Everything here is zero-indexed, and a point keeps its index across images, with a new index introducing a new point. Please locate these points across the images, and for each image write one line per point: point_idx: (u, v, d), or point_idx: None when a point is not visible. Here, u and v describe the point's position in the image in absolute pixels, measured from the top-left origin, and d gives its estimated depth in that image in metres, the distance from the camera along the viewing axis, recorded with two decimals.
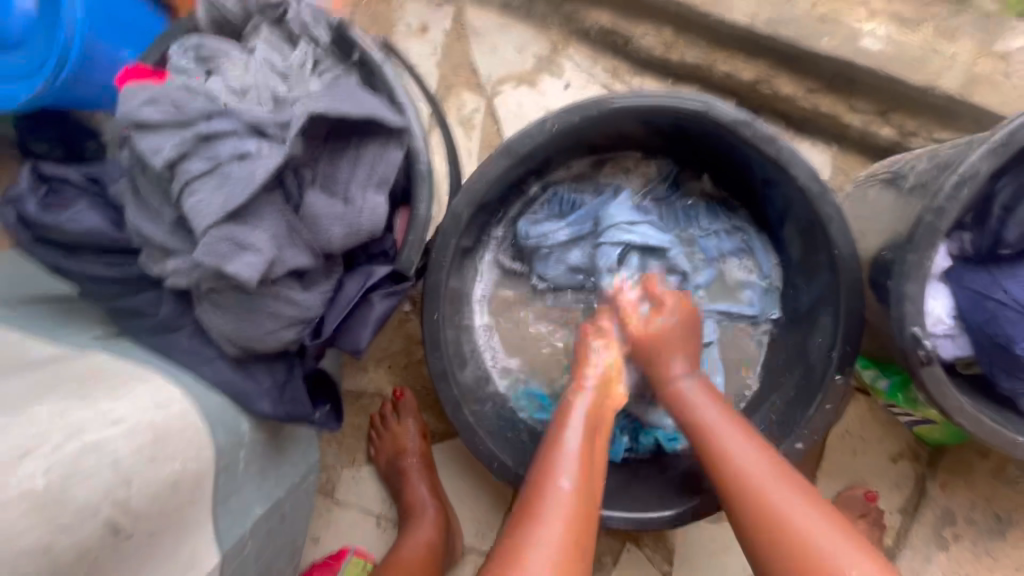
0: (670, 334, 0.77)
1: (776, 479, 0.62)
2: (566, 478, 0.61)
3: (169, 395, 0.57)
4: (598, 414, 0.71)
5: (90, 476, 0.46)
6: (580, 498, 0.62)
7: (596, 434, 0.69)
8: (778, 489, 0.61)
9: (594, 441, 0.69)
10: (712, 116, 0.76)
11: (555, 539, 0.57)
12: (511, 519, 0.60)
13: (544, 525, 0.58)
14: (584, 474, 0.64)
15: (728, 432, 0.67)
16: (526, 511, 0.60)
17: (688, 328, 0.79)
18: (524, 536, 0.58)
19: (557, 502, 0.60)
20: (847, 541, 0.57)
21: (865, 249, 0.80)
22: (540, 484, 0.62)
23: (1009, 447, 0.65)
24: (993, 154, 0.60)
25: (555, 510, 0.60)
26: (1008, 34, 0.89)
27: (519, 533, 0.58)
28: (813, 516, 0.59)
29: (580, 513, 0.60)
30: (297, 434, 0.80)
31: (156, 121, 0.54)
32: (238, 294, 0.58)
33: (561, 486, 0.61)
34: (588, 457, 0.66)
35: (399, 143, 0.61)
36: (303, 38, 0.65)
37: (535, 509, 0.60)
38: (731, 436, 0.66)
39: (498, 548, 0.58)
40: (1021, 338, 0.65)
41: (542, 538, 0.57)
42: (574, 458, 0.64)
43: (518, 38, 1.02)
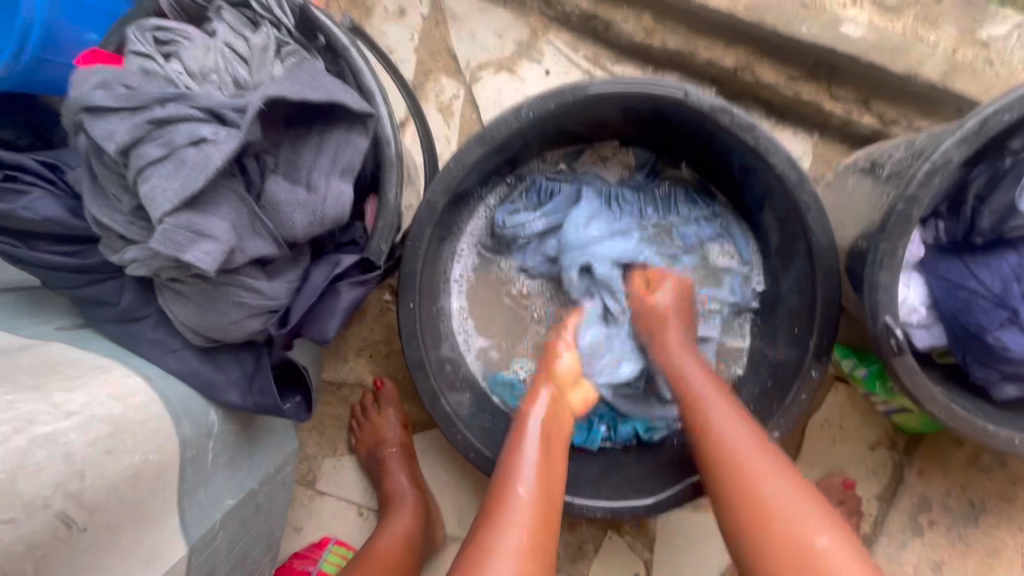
0: (674, 309, 0.84)
1: (752, 444, 0.64)
2: (524, 487, 0.62)
3: (129, 387, 0.56)
4: (552, 419, 0.72)
5: (39, 469, 0.45)
6: (541, 505, 0.62)
7: (554, 438, 0.71)
8: (753, 453, 0.63)
9: (551, 448, 0.69)
10: (689, 103, 0.74)
11: (517, 545, 0.58)
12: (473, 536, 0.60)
13: (504, 532, 0.59)
14: (541, 477, 0.64)
15: (716, 406, 0.69)
16: (488, 518, 0.61)
17: (685, 307, 0.85)
18: (485, 542, 0.58)
19: (516, 510, 0.61)
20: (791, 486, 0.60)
21: (842, 238, 0.80)
22: (501, 490, 0.63)
23: (980, 435, 0.65)
24: (965, 142, 0.59)
25: (515, 515, 0.60)
26: (991, 21, 0.88)
27: (480, 542, 0.59)
28: (780, 485, 0.60)
29: (540, 516, 0.61)
30: (271, 425, 0.79)
31: (109, 105, 0.53)
32: (200, 284, 0.57)
33: (521, 493, 0.62)
34: (546, 463, 0.67)
35: (363, 129, 0.59)
36: (266, 20, 0.63)
37: (495, 515, 0.60)
38: (709, 401, 0.70)
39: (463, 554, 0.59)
40: (993, 327, 0.65)
41: (503, 545, 0.58)
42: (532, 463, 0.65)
43: (497, 23, 1.00)
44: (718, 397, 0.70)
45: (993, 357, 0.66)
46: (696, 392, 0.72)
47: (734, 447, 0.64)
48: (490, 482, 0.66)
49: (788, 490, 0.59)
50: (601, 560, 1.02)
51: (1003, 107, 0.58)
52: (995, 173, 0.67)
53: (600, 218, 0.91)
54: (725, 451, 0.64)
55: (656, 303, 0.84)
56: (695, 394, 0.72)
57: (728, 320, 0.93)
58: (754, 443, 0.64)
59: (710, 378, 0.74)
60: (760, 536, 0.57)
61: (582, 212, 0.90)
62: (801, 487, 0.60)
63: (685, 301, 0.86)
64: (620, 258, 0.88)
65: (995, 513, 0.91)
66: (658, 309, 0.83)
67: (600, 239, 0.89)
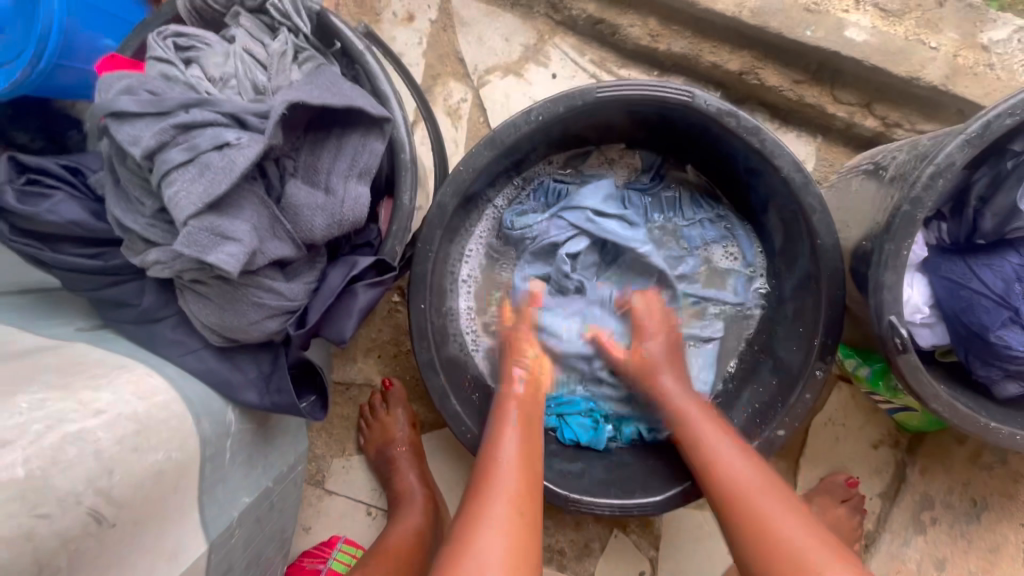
0: (664, 359, 0.84)
1: (748, 463, 0.68)
2: (508, 459, 0.65)
3: (152, 386, 0.57)
4: (529, 406, 0.75)
5: (71, 466, 0.46)
6: (524, 478, 0.65)
7: (533, 421, 0.74)
8: (748, 471, 0.67)
9: (532, 434, 0.72)
10: (696, 106, 0.76)
11: (504, 513, 0.60)
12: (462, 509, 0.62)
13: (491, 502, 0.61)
14: (527, 458, 0.68)
15: (713, 434, 0.72)
16: (476, 494, 0.63)
17: (676, 352, 0.85)
18: (477, 511, 0.60)
19: (502, 478, 0.64)
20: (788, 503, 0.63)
21: (846, 240, 0.81)
22: (489, 466, 0.66)
23: (982, 432, 0.66)
24: (969, 145, 0.61)
25: (502, 489, 0.63)
26: (991, 25, 0.89)
27: (468, 514, 0.60)
28: (775, 499, 0.64)
29: (525, 489, 0.64)
30: (284, 424, 0.80)
31: (134, 110, 0.54)
32: (221, 285, 0.58)
33: (506, 465, 0.65)
34: (529, 444, 0.70)
35: (381, 133, 0.60)
36: (284, 27, 0.65)
37: (485, 489, 0.63)
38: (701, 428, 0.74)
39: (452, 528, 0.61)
40: (995, 326, 0.66)
41: (491, 514, 0.60)
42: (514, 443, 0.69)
43: (505, 27, 1.02)
44: (714, 426, 0.73)
45: (995, 357, 0.67)
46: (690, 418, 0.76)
47: (731, 466, 0.68)
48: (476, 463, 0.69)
49: (783, 504, 0.63)
50: (608, 558, 1.03)
51: (1005, 111, 0.60)
52: (997, 175, 0.68)
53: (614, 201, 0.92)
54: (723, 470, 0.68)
55: (646, 352, 0.84)
56: (689, 422, 0.75)
57: (732, 321, 0.95)
58: (750, 462, 0.68)
59: (703, 411, 0.77)
60: (758, 539, 0.61)
61: (598, 190, 0.91)
62: (794, 502, 0.63)
63: (675, 347, 0.86)
64: (633, 239, 0.89)
65: (996, 510, 0.92)
66: (648, 360, 0.84)
67: (613, 218, 0.90)
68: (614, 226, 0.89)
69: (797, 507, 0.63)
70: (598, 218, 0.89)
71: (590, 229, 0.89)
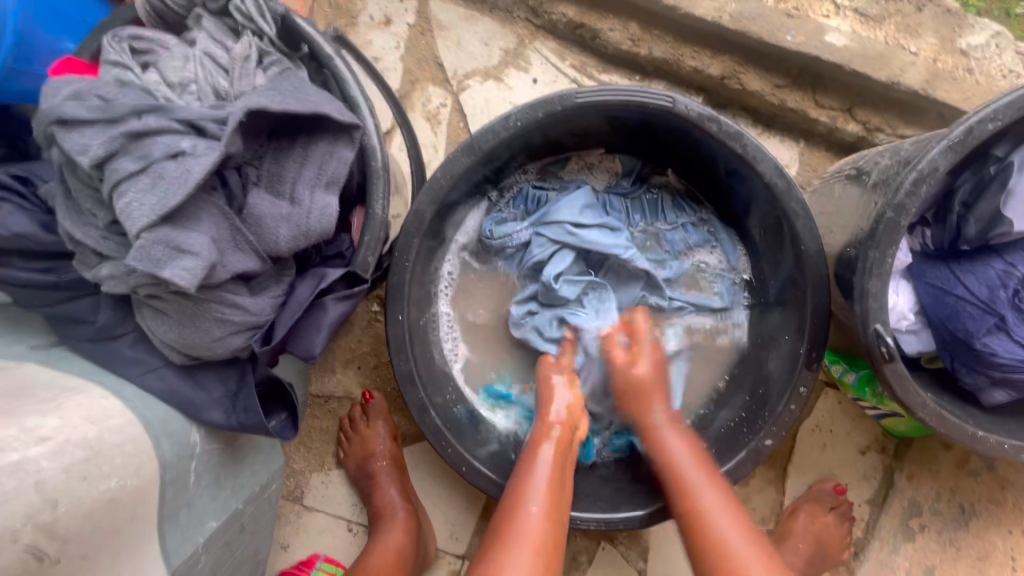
0: (656, 381, 0.80)
1: (731, 519, 0.68)
2: (537, 505, 0.65)
3: (106, 409, 0.54)
4: (563, 449, 0.73)
5: (9, 499, 0.43)
6: (549, 531, 0.65)
7: (565, 465, 0.72)
8: (731, 530, 0.67)
9: (563, 469, 0.72)
10: (677, 111, 0.74)
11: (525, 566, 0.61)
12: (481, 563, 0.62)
13: (515, 554, 0.61)
14: (552, 503, 0.67)
15: (708, 489, 0.71)
16: (496, 541, 0.64)
17: (662, 371, 0.81)
18: (496, 564, 0.61)
19: (528, 533, 0.63)
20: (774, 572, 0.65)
21: (830, 245, 0.80)
22: (510, 512, 0.66)
23: (969, 441, 0.65)
24: (951, 150, 0.59)
25: (526, 538, 0.63)
26: (970, 30, 0.89)
27: (488, 568, 0.61)
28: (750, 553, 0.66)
29: (549, 540, 0.64)
30: (255, 442, 0.77)
31: (83, 117, 0.51)
32: (180, 301, 0.55)
33: (532, 512, 0.65)
34: (558, 489, 0.69)
35: (350, 140, 0.58)
36: (247, 29, 0.61)
37: (506, 537, 0.63)
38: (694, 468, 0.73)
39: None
40: (981, 333, 0.65)
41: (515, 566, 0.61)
42: (545, 486, 0.68)
43: (484, 31, 1.00)
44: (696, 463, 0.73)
45: (980, 363, 0.66)
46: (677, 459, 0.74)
47: (716, 523, 0.68)
48: (500, 502, 0.69)
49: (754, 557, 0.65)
50: (595, 571, 1.00)
51: (987, 116, 0.58)
52: (980, 181, 0.67)
53: (594, 208, 0.90)
54: (706, 517, 0.69)
55: (639, 373, 0.80)
56: (679, 469, 0.73)
57: (715, 327, 0.93)
58: (731, 513, 0.69)
59: (692, 450, 0.75)
60: None
61: (575, 199, 0.89)
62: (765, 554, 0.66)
63: (661, 371, 0.81)
64: (616, 246, 0.87)
65: (983, 516, 0.91)
66: (640, 383, 0.79)
67: (593, 228, 0.88)
68: (593, 236, 0.87)
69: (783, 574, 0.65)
70: (578, 229, 0.87)
71: (575, 245, 0.87)
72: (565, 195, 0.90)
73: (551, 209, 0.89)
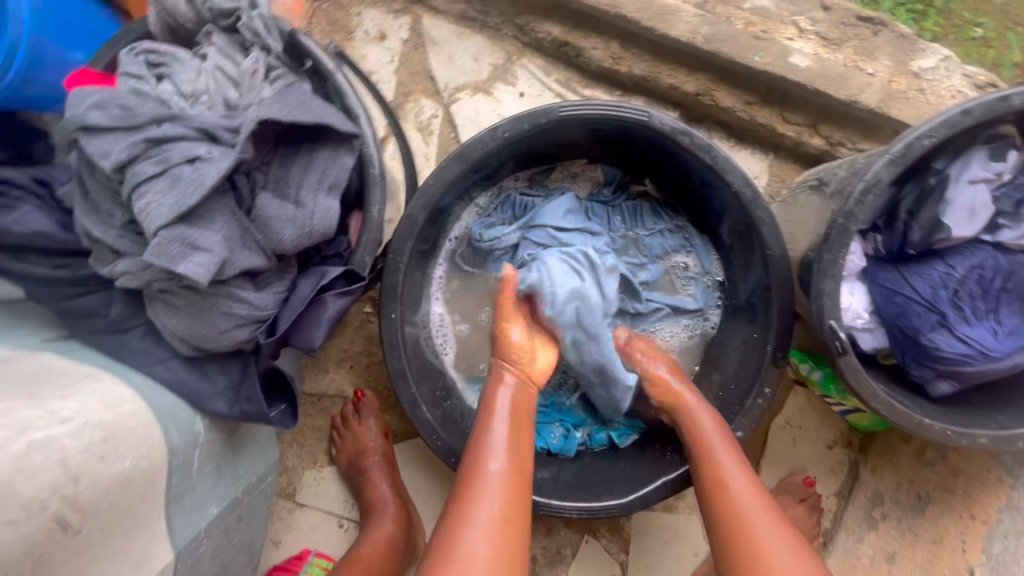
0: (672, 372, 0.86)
1: (755, 497, 0.70)
2: (497, 461, 0.66)
3: (119, 396, 0.58)
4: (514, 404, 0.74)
5: (36, 473, 0.47)
6: (512, 476, 0.67)
7: (520, 418, 0.74)
8: (747, 489, 0.70)
9: (522, 423, 0.74)
10: (652, 125, 0.81)
11: (491, 517, 0.63)
12: (446, 518, 0.64)
13: (479, 508, 0.64)
14: (514, 459, 0.68)
15: (722, 447, 0.75)
16: (458, 494, 0.66)
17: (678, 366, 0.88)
18: (461, 518, 0.63)
19: (490, 486, 0.65)
20: (791, 547, 0.65)
21: (794, 250, 0.86)
22: (473, 468, 0.67)
23: (917, 429, 0.71)
24: (894, 163, 0.66)
25: (490, 491, 0.65)
26: (921, 54, 0.97)
27: (455, 519, 0.64)
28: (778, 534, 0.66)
29: (512, 496, 0.66)
30: (254, 434, 0.80)
31: (106, 125, 0.56)
32: (191, 295, 0.60)
33: (493, 467, 0.66)
34: (514, 444, 0.70)
35: (350, 148, 0.63)
36: (255, 45, 0.67)
37: (469, 491, 0.65)
38: (723, 447, 0.75)
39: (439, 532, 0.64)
40: (926, 329, 0.72)
41: (481, 518, 0.63)
42: (504, 443, 0.69)
43: (473, 48, 1.06)
44: (726, 442, 0.75)
45: (927, 357, 0.73)
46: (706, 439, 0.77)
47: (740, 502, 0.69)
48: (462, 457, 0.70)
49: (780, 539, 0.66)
50: (580, 563, 1.05)
51: (924, 133, 0.65)
52: (922, 191, 0.74)
53: (578, 214, 0.96)
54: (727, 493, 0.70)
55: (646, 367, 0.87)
56: (703, 437, 0.77)
57: (689, 327, 0.99)
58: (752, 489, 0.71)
59: (722, 432, 0.77)
60: (746, 559, 0.65)
61: (559, 207, 0.95)
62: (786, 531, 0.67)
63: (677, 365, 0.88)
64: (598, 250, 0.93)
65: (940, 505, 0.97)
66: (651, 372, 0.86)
67: (574, 232, 0.94)
68: (575, 240, 0.92)
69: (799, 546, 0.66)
70: (560, 234, 0.92)
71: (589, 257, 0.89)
72: (551, 201, 0.96)
73: (535, 216, 0.94)
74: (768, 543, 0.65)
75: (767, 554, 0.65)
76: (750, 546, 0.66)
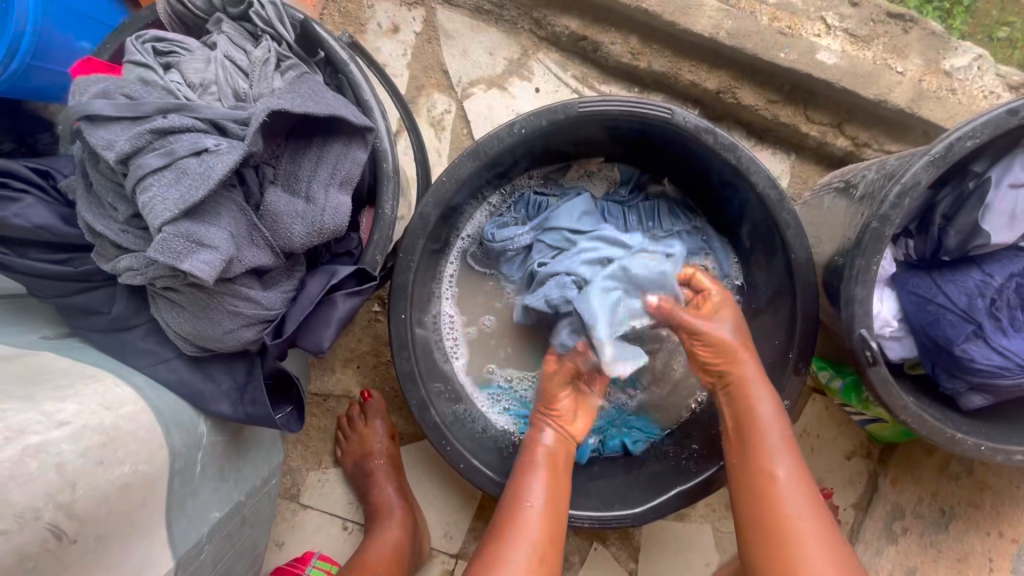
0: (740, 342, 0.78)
1: (799, 486, 0.67)
2: (535, 501, 0.70)
3: (119, 397, 0.56)
4: (554, 455, 0.77)
5: (31, 479, 0.45)
6: (548, 522, 0.70)
7: (559, 466, 0.77)
8: (790, 482, 0.67)
9: (562, 470, 0.77)
10: (675, 123, 0.78)
11: (525, 562, 0.66)
12: (484, 552, 0.68)
13: (512, 547, 0.67)
14: (552, 502, 0.72)
15: (773, 434, 0.71)
16: (497, 532, 0.69)
17: (744, 330, 0.80)
18: (495, 556, 0.66)
19: (526, 527, 0.69)
20: (827, 545, 0.63)
21: (819, 255, 0.83)
22: (514, 507, 0.71)
23: (948, 443, 0.68)
24: (933, 165, 0.63)
25: (525, 532, 0.68)
26: (953, 52, 0.93)
27: (491, 557, 0.67)
28: (819, 534, 0.64)
29: (547, 537, 0.69)
30: (258, 435, 0.78)
31: (110, 115, 0.53)
32: (194, 293, 0.57)
33: (533, 509, 0.70)
34: (552, 492, 0.73)
35: (363, 142, 0.61)
36: (267, 34, 0.64)
37: (507, 533, 0.68)
38: (771, 433, 0.71)
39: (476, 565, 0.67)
40: (959, 339, 0.68)
41: (514, 558, 0.66)
42: (541, 489, 0.72)
43: (489, 41, 1.03)
44: (778, 430, 0.71)
45: (958, 368, 0.69)
46: (761, 422, 0.72)
47: (787, 497, 0.66)
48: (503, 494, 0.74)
49: (816, 528, 0.64)
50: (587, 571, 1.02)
51: (966, 133, 0.62)
52: (960, 195, 0.71)
53: (593, 215, 0.92)
54: (773, 481, 0.68)
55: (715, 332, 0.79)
56: (752, 421, 0.73)
57: None
58: (797, 477, 0.68)
59: (775, 417, 0.72)
60: (773, 551, 0.64)
61: (574, 207, 0.92)
62: (826, 527, 0.65)
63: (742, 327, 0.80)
64: None
65: None
66: (719, 339, 0.78)
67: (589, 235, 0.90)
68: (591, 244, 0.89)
69: (837, 544, 0.64)
70: (574, 235, 0.89)
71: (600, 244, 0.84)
72: (565, 202, 0.93)
73: (550, 217, 0.92)
74: (801, 536, 0.64)
75: (800, 547, 0.63)
76: (781, 536, 0.64)
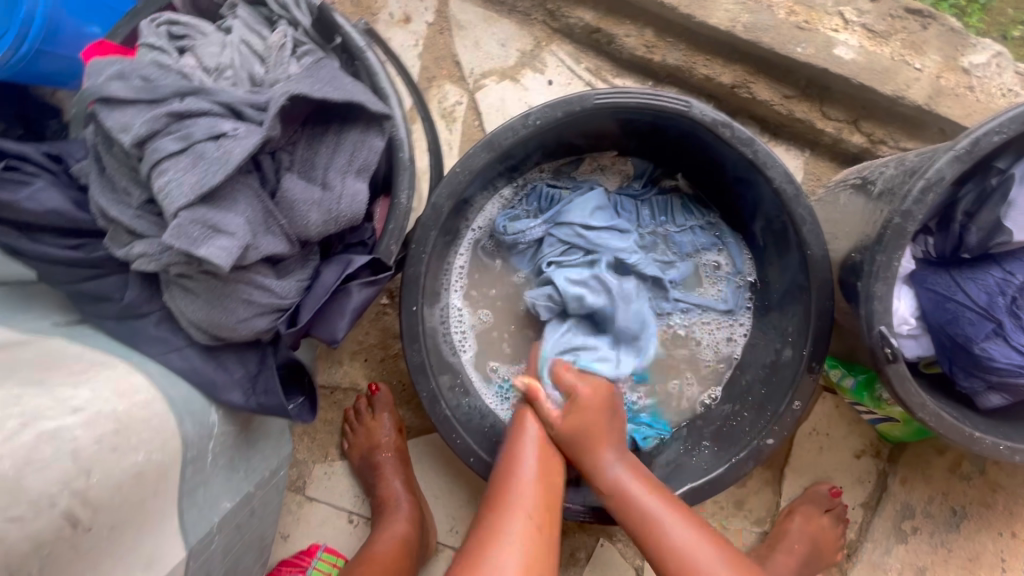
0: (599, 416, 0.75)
1: (703, 543, 0.65)
2: (530, 469, 0.70)
3: (132, 385, 0.55)
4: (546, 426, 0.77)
5: (47, 466, 0.44)
6: (541, 488, 0.69)
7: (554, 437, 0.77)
8: (700, 545, 0.65)
9: (550, 446, 0.75)
10: (691, 116, 0.77)
11: (521, 529, 0.64)
12: (478, 527, 0.66)
13: (511, 518, 0.65)
14: (545, 472, 0.71)
15: (657, 504, 0.68)
16: (491, 504, 0.68)
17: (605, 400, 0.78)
18: (492, 528, 0.64)
19: (522, 491, 0.68)
20: None
21: (835, 252, 0.82)
22: (508, 477, 0.70)
23: (966, 442, 0.67)
24: (957, 161, 0.62)
25: (518, 503, 0.67)
26: (972, 49, 0.92)
27: (488, 531, 0.64)
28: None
29: (540, 505, 0.67)
30: (268, 426, 0.77)
31: (127, 98, 0.53)
32: (209, 280, 0.57)
33: (527, 477, 0.69)
34: (543, 467, 0.72)
35: (380, 130, 0.60)
36: (283, 19, 0.64)
37: (503, 504, 0.67)
38: (658, 505, 0.68)
39: (470, 539, 0.65)
40: (979, 338, 0.68)
41: (510, 531, 0.64)
42: (534, 458, 0.72)
43: (501, 33, 1.02)
44: (657, 500, 0.69)
45: (976, 367, 0.69)
46: (634, 496, 0.69)
47: (696, 556, 0.64)
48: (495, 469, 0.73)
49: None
50: (593, 567, 1.02)
51: (992, 129, 0.61)
52: (981, 193, 0.71)
53: (605, 210, 0.92)
54: (679, 552, 0.65)
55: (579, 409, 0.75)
56: (634, 500, 0.69)
57: (719, 330, 0.94)
58: (699, 535, 0.66)
59: (649, 486, 0.70)
60: None
61: (587, 202, 0.91)
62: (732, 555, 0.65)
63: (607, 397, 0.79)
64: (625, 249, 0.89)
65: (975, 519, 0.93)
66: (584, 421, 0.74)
67: (603, 231, 0.90)
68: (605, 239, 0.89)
69: None
70: (587, 230, 0.89)
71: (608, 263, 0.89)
72: (578, 195, 0.93)
73: (564, 211, 0.91)
74: None
75: None
76: None
